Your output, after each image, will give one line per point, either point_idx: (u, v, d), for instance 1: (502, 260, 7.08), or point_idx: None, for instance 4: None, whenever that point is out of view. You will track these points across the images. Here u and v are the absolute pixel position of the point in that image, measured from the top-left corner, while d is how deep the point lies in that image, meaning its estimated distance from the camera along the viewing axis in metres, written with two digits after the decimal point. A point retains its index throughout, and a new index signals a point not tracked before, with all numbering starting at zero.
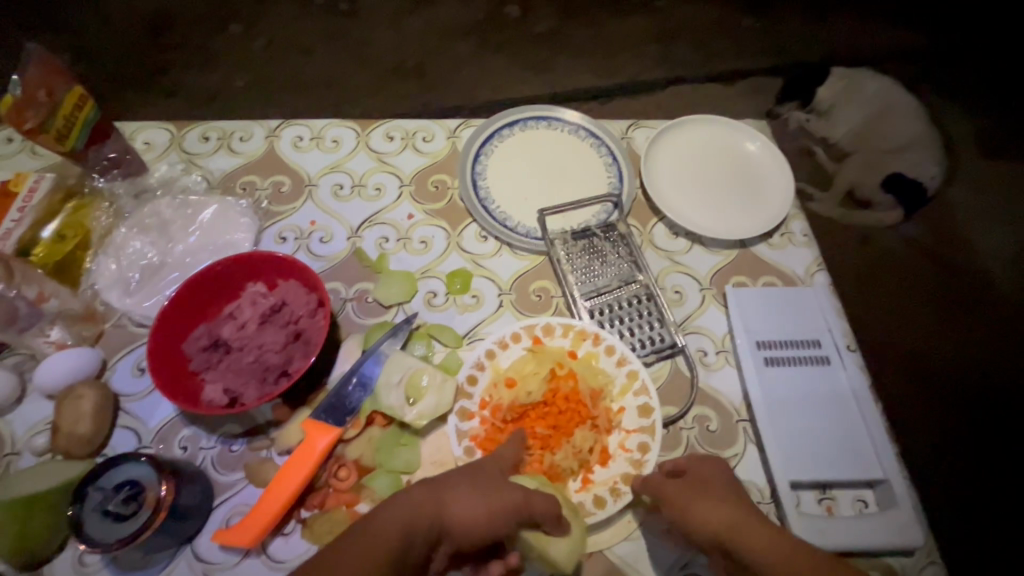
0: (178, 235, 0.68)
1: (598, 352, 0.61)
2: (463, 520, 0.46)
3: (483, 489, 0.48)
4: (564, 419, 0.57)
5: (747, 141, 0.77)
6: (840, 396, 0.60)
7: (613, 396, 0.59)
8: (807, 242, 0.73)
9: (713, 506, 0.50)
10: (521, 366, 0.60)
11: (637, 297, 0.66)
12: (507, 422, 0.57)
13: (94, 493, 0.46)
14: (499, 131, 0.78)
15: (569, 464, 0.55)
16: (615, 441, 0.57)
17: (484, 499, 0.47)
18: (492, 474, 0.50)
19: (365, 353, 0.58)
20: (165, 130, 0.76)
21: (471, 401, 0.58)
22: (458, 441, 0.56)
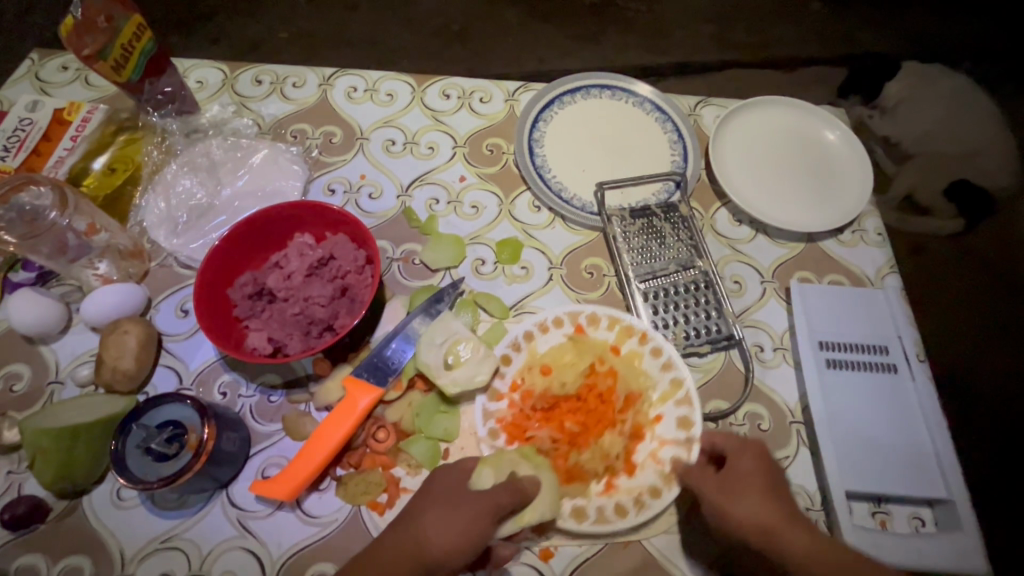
0: (226, 179, 0.66)
1: (643, 353, 0.57)
2: (442, 542, 0.43)
3: (448, 506, 0.45)
4: (594, 418, 0.53)
5: (826, 129, 0.72)
6: (906, 408, 0.57)
7: (652, 402, 0.55)
8: (880, 242, 0.68)
9: (750, 502, 0.46)
10: (563, 352, 0.57)
11: (695, 284, 0.61)
12: (535, 411, 0.54)
13: (137, 430, 0.45)
14: (560, 97, 0.74)
15: (593, 466, 0.51)
16: (645, 450, 0.53)
17: (454, 517, 0.44)
18: (451, 487, 0.47)
19: (397, 328, 0.56)
20: (219, 70, 0.74)
21: (503, 382, 0.56)
22: (483, 422, 0.54)
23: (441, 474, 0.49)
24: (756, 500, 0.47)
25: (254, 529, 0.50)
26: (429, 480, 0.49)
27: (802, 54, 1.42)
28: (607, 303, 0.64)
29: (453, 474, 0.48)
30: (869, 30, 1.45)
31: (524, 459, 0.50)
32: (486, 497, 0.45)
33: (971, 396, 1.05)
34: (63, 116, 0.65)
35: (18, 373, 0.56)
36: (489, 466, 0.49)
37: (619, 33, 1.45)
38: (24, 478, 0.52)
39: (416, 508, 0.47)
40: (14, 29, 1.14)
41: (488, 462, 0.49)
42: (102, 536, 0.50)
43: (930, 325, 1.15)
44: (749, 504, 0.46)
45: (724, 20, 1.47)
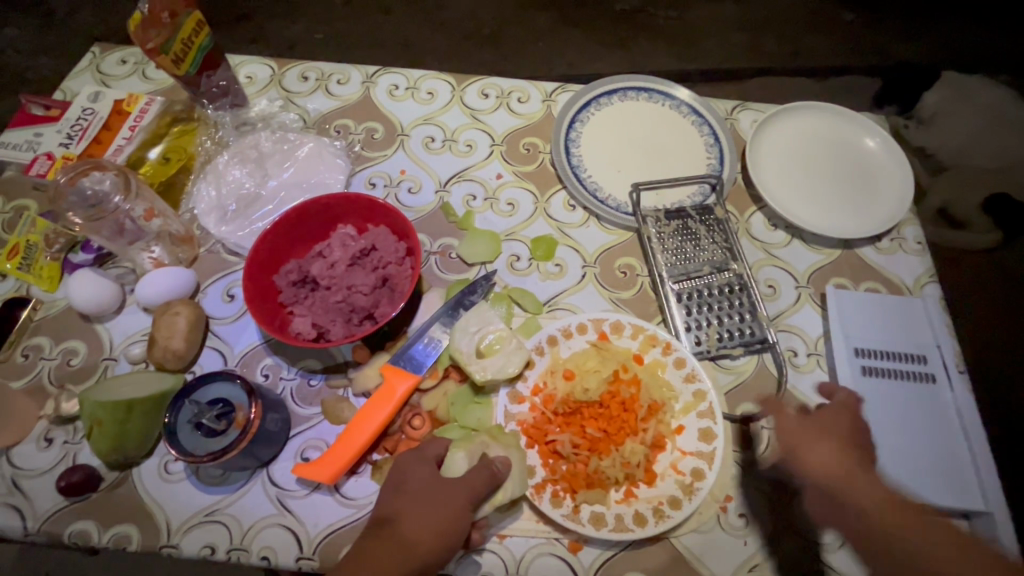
0: (273, 171, 0.69)
1: (666, 364, 0.57)
2: (427, 537, 0.44)
3: (424, 503, 0.46)
4: (616, 426, 0.54)
5: (866, 136, 0.72)
6: (944, 418, 0.56)
7: (674, 413, 0.56)
8: (920, 251, 0.67)
9: (825, 446, 0.48)
10: (586, 359, 0.57)
11: (729, 286, 0.61)
12: (557, 415, 0.55)
13: (187, 406, 0.47)
14: (597, 99, 0.75)
15: (614, 473, 0.51)
16: (666, 461, 0.54)
17: (431, 512, 0.46)
18: (421, 482, 0.48)
19: (415, 336, 0.57)
20: (267, 66, 0.77)
21: (524, 385, 0.56)
22: (505, 422, 0.54)
23: (410, 466, 0.49)
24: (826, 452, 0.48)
25: (292, 507, 0.52)
26: (399, 474, 0.49)
27: (836, 64, 1.41)
28: (639, 302, 0.64)
29: (418, 473, 0.48)
30: (906, 40, 1.43)
31: (495, 440, 0.51)
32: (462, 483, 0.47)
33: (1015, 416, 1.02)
34: (123, 106, 0.69)
35: (75, 349, 0.59)
36: (461, 451, 0.50)
37: (650, 40, 1.45)
38: (79, 448, 0.54)
39: (391, 513, 0.47)
40: (67, 27, 1.19)
41: (461, 445, 0.51)
42: (150, 507, 0.52)
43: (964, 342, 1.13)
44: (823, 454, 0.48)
45: (756, 27, 1.47)
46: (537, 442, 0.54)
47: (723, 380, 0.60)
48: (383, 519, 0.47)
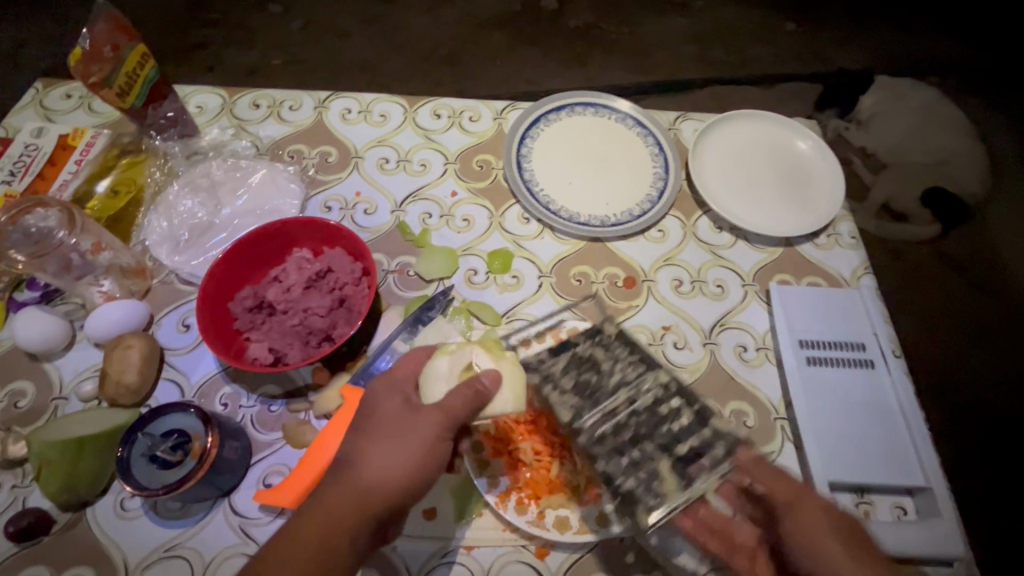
0: (226, 199, 0.69)
1: None
2: (396, 470, 0.43)
3: (391, 434, 0.44)
4: None
5: (798, 139, 0.76)
6: (884, 402, 0.59)
7: None
8: (855, 245, 0.71)
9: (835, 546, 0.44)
10: (542, 365, 0.57)
11: (656, 412, 0.52)
12: (519, 424, 0.56)
13: (142, 439, 0.47)
14: (545, 115, 0.77)
15: (575, 478, 0.53)
16: None
17: (400, 446, 0.44)
18: (393, 411, 0.46)
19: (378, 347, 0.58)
20: (218, 95, 0.77)
21: None
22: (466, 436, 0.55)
23: (381, 395, 0.47)
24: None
25: (256, 536, 0.51)
26: (371, 406, 0.47)
27: (778, 72, 1.48)
28: None
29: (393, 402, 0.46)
30: (844, 47, 1.52)
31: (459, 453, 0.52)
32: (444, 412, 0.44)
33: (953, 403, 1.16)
34: (68, 141, 0.68)
35: (22, 390, 0.57)
36: (442, 362, 0.48)
37: (604, 55, 1.50)
38: (28, 491, 0.53)
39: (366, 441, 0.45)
40: (12, 62, 1.17)
41: (442, 358, 0.48)
42: (105, 547, 0.50)
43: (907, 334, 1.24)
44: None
45: (703, 39, 1.54)
46: (500, 452, 0.54)
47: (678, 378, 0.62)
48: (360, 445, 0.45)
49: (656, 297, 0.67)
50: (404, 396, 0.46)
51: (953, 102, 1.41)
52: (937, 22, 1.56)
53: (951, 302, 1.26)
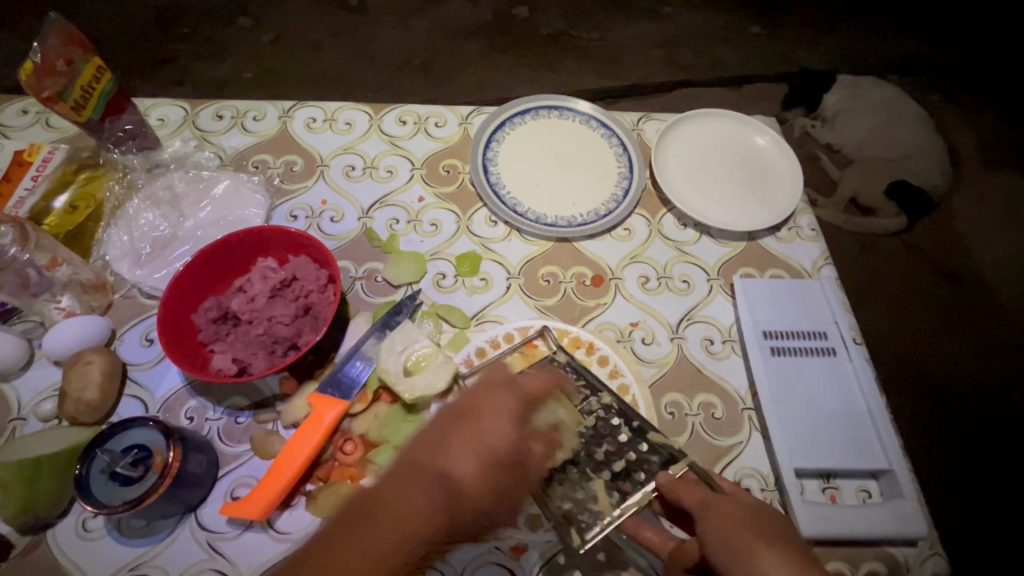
0: (189, 211, 0.68)
1: (591, 362, 0.63)
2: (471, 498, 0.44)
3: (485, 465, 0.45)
4: None
5: (757, 135, 0.78)
6: (845, 388, 0.61)
7: None
8: (815, 237, 0.73)
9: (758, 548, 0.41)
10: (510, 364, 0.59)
11: (600, 432, 0.52)
12: None
13: (101, 456, 0.46)
14: (511, 119, 0.78)
15: None
16: None
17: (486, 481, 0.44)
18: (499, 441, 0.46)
19: (349, 354, 0.57)
20: (180, 107, 0.76)
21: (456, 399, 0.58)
22: None
23: (491, 421, 0.47)
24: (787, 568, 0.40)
25: (223, 551, 0.50)
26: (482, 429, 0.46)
27: (745, 73, 1.52)
28: (564, 307, 0.66)
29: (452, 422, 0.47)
30: (806, 48, 1.56)
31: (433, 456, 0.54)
32: (506, 420, 0.47)
33: (922, 392, 1.19)
34: (24, 157, 0.66)
35: None
36: (561, 404, 0.50)
37: (575, 60, 1.52)
38: None
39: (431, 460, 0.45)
40: None
41: (567, 404, 0.51)
42: (67, 569, 0.49)
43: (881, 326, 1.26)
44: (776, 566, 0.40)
45: (671, 43, 1.57)
46: None
47: (647, 373, 0.63)
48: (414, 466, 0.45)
49: (623, 294, 0.68)
50: (518, 425, 0.47)
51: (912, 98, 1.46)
52: (895, 22, 1.61)
53: (917, 292, 1.30)
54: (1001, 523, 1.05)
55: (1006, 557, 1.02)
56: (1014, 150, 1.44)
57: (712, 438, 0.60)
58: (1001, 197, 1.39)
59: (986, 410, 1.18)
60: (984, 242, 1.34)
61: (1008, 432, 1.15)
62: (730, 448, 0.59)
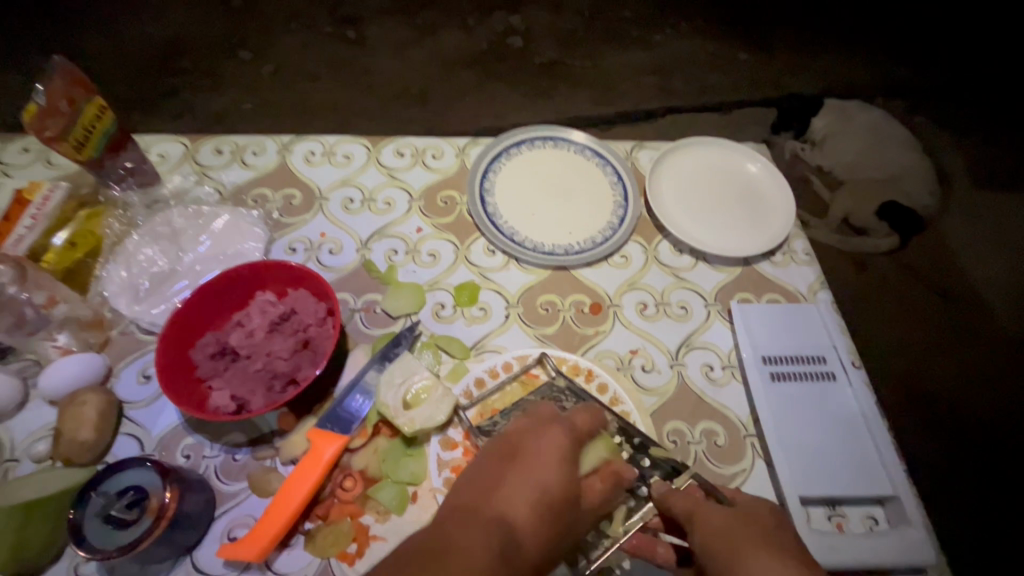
0: (188, 245, 0.69)
1: (591, 389, 0.62)
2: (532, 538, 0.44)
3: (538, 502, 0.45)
4: None
5: (747, 162, 0.79)
6: (847, 413, 0.60)
7: None
8: (810, 261, 0.74)
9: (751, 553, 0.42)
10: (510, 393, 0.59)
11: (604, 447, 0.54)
12: None
13: (96, 498, 0.45)
14: (507, 150, 0.79)
15: None
16: None
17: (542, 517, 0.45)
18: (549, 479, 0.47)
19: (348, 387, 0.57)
20: (180, 143, 0.77)
21: (457, 431, 0.57)
22: (439, 472, 0.55)
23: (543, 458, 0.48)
24: (779, 567, 0.41)
25: None
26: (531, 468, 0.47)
27: (735, 98, 1.55)
28: (562, 335, 0.66)
29: (502, 460, 0.48)
30: (794, 74, 1.60)
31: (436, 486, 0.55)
32: (558, 459, 0.48)
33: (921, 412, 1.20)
34: (24, 196, 0.64)
35: None
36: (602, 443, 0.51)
37: (569, 88, 1.56)
38: None
39: (490, 502, 0.45)
40: None
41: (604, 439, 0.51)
42: None
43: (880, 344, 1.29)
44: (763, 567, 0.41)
45: (662, 70, 1.60)
46: None
47: (648, 402, 0.62)
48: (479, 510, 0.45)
49: (622, 321, 0.68)
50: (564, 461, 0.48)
51: (899, 122, 1.50)
52: (884, 45, 1.64)
53: (912, 313, 1.32)
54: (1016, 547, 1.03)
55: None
56: (1003, 170, 1.47)
57: (716, 467, 0.59)
58: (992, 216, 1.41)
59: (988, 429, 1.17)
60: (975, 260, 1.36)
61: (1015, 452, 1.14)
62: (733, 476, 0.59)
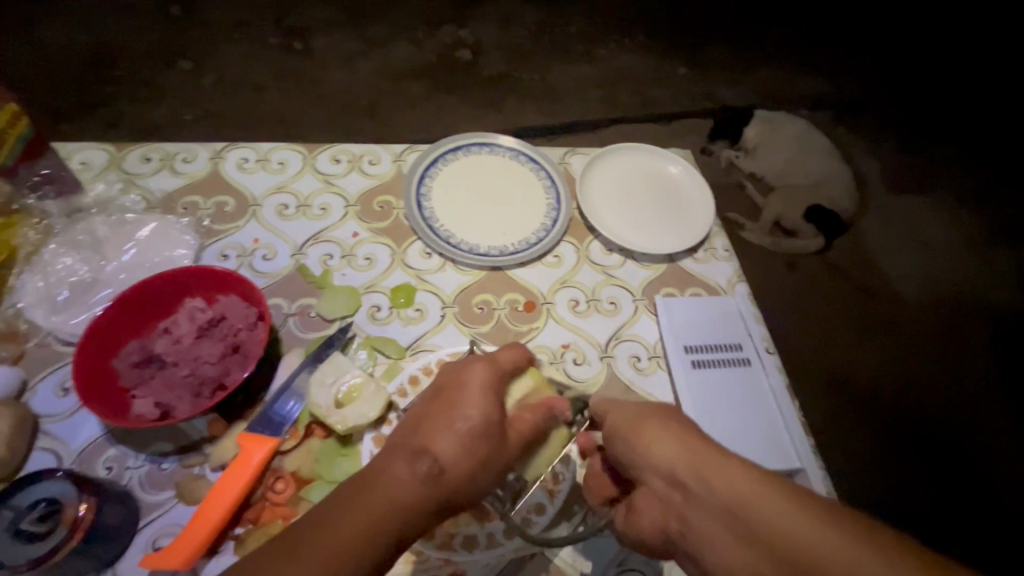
0: (111, 254, 0.67)
1: None
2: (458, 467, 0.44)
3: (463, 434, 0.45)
4: None
5: (671, 165, 0.84)
6: (760, 395, 0.65)
7: None
8: (728, 257, 0.79)
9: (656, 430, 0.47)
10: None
11: None
12: None
13: (7, 512, 0.44)
14: (444, 155, 0.80)
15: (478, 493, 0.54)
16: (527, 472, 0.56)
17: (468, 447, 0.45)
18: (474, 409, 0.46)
19: (281, 389, 0.57)
20: (105, 150, 0.75)
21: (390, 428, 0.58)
22: None
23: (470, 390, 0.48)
24: (676, 439, 0.46)
25: None
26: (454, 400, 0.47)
27: (674, 110, 1.63)
28: (497, 333, 0.69)
29: (437, 402, 0.48)
30: (727, 85, 1.70)
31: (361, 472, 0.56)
32: (484, 390, 0.47)
33: (851, 400, 1.27)
34: None
35: None
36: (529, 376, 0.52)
37: (516, 99, 1.59)
38: None
39: (418, 436, 0.46)
40: None
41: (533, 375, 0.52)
42: None
43: (817, 335, 1.35)
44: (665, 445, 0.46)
45: (604, 81, 1.66)
46: None
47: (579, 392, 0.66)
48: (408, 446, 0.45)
49: (555, 318, 0.71)
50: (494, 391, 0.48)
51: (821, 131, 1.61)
52: (805, 63, 1.77)
53: (840, 303, 1.40)
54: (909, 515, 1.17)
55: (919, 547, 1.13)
56: (912, 175, 1.61)
57: None
58: (901, 217, 1.54)
59: (904, 411, 1.28)
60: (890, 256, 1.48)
61: (922, 432, 1.26)
62: None
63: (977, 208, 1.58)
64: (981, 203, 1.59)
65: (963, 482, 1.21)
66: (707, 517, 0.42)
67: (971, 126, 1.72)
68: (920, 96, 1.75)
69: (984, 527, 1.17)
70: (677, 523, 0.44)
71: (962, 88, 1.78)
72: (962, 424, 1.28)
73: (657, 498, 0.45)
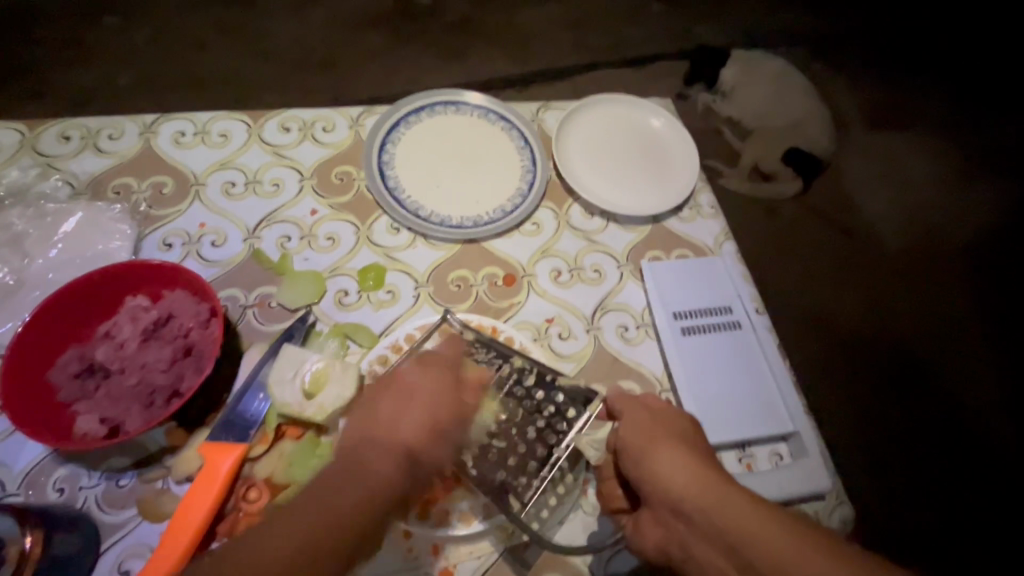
0: (34, 250, 0.60)
1: None
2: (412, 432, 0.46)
3: (422, 404, 0.48)
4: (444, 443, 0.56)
5: (652, 117, 0.79)
6: (752, 359, 0.63)
7: None
8: (714, 214, 0.75)
9: (667, 451, 0.47)
10: None
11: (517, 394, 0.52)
12: None
13: None
14: (406, 117, 0.73)
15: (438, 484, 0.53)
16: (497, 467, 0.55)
17: (424, 419, 0.47)
18: (448, 383, 0.50)
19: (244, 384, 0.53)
20: (15, 130, 0.66)
21: None
22: None
23: (415, 368, 0.51)
24: (683, 462, 0.46)
25: None
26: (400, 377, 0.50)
27: (651, 52, 1.54)
28: (476, 311, 0.65)
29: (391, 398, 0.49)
30: (704, 22, 1.60)
31: None
32: (448, 387, 0.50)
33: (831, 347, 1.28)
34: None
35: None
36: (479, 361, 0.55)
37: (483, 46, 1.48)
38: None
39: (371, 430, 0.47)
40: None
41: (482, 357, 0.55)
42: None
43: (796, 281, 1.34)
44: (671, 467, 0.46)
45: (575, 22, 1.55)
46: None
47: (567, 368, 0.62)
48: (365, 437, 0.46)
49: (537, 291, 0.67)
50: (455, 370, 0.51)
51: (800, 70, 1.55)
52: None
53: (820, 252, 1.38)
54: (891, 451, 1.19)
55: (897, 482, 1.16)
56: (890, 112, 1.58)
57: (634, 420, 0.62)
58: (881, 156, 1.51)
59: (881, 351, 1.29)
60: (868, 198, 1.46)
61: (899, 370, 1.28)
62: None
63: (954, 142, 1.57)
64: (960, 139, 1.57)
65: (938, 418, 1.25)
66: (714, 550, 0.42)
67: (950, 58, 1.68)
68: (899, 28, 1.70)
69: (958, 459, 1.21)
70: (679, 550, 0.45)
71: (941, 16, 1.74)
72: (936, 360, 1.31)
73: (659, 520, 0.46)
